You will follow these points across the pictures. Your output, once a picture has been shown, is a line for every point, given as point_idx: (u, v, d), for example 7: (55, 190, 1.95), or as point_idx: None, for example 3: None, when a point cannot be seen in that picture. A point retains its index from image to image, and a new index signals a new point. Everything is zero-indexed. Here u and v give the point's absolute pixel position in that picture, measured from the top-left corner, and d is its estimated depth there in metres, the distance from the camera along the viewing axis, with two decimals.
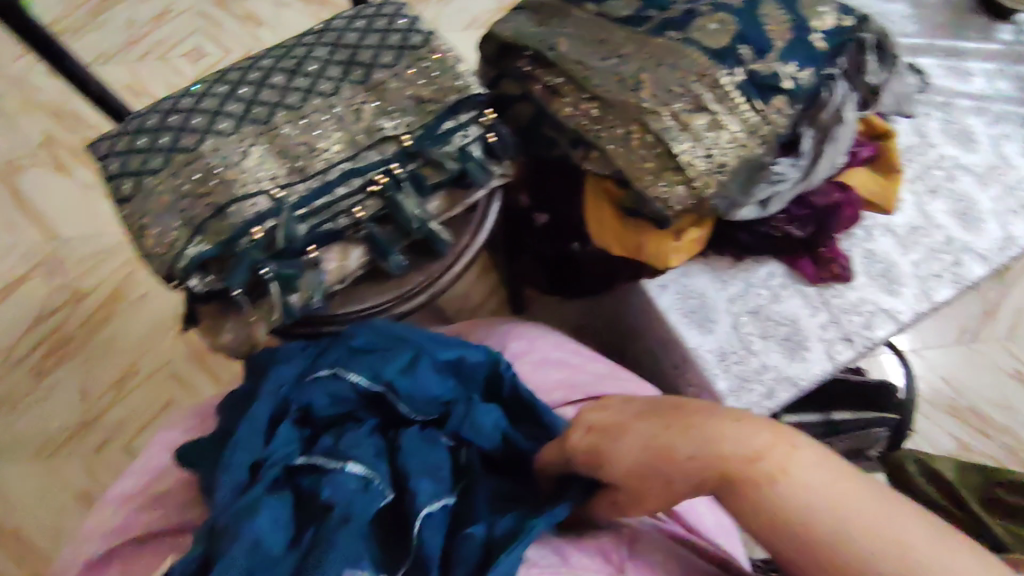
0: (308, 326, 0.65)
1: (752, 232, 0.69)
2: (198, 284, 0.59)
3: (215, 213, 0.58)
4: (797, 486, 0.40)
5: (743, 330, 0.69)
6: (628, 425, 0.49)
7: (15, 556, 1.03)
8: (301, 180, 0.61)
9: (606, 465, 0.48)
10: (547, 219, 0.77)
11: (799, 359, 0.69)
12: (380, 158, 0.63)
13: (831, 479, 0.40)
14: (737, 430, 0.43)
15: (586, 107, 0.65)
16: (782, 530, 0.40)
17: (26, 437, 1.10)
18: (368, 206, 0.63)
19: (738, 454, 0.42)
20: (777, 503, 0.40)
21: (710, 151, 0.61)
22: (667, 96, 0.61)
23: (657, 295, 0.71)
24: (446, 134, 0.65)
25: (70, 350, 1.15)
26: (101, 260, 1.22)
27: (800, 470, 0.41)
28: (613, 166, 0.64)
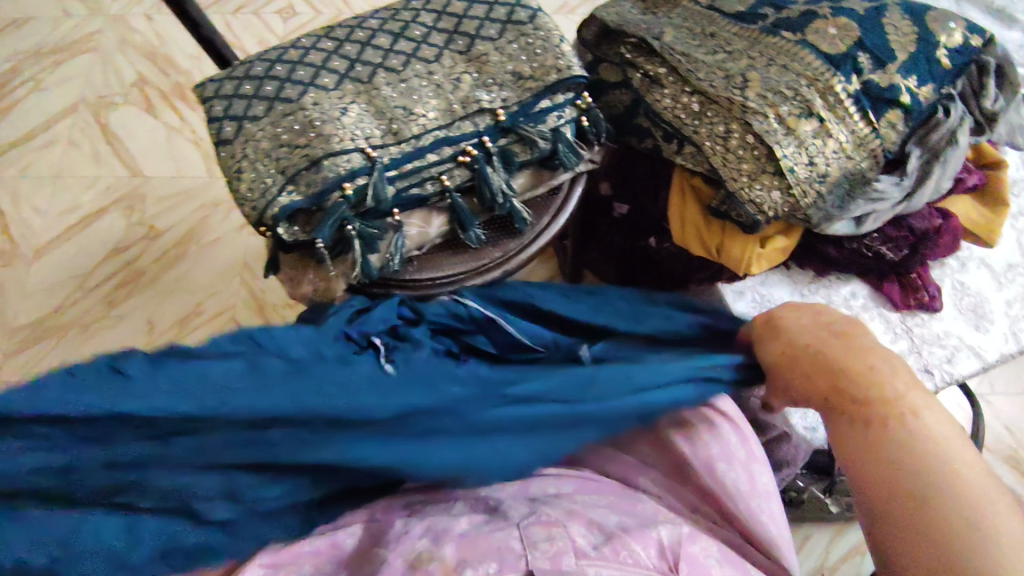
0: (381, 287, 0.65)
1: (841, 248, 0.66)
2: (285, 233, 0.59)
3: (310, 164, 0.59)
4: (924, 432, 0.47)
5: None
6: (801, 350, 0.53)
7: None
8: (395, 143, 0.61)
9: (778, 378, 0.54)
10: (627, 211, 0.76)
11: None
12: (474, 129, 0.63)
13: (953, 440, 0.47)
14: (893, 379, 0.49)
15: (687, 100, 0.64)
16: (914, 499, 0.45)
17: (90, 360, 1.14)
18: (455, 175, 0.63)
19: (875, 396, 0.48)
20: (922, 471, 0.45)
21: (814, 159, 0.59)
22: (775, 97, 0.59)
23: (732, 300, 0.69)
24: (542, 113, 0.64)
25: (142, 284, 1.20)
26: (179, 202, 1.26)
27: (930, 420, 0.47)
28: (708, 162, 0.63)
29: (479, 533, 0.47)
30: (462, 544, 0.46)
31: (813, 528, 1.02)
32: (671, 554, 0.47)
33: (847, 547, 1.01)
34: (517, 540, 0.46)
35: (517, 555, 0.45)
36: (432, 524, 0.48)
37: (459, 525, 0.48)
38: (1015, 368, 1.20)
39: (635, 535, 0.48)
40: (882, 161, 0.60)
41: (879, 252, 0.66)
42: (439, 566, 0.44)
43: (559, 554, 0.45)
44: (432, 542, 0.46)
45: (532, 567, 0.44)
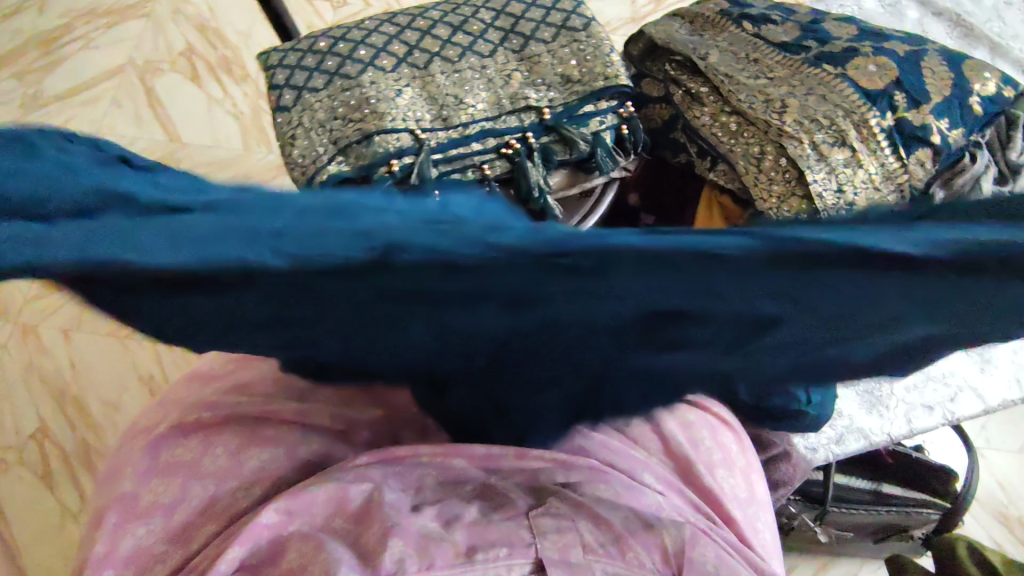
0: None
1: None
2: None
3: (361, 139, 0.62)
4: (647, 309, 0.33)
5: None
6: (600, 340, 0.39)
7: (75, 419, 1.08)
8: (443, 128, 0.64)
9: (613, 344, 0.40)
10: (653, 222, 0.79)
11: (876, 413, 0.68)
12: (519, 124, 0.66)
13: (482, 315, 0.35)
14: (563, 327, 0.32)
15: (725, 119, 0.66)
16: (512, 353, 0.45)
17: None
18: (496, 167, 0.65)
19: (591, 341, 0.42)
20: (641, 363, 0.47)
21: (843, 187, 0.61)
22: (811, 124, 0.62)
23: None
24: (585, 116, 0.67)
25: None
26: (213, 170, 1.30)
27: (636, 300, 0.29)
28: (740, 182, 0.65)
29: (487, 519, 0.50)
30: (472, 527, 0.49)
31: (797, 557, 1.04)
32: (677, 557, 0.49)
33: None
34: (525, 530, 0.49)
35: (527, 544, 0.48)
36: (446, 507, 0.51)
37: (471, 510, 0.50)
38: (1011, 425, 1.21)
39: (641, 537, 0.50)
40: (906, 197, 0.62)
41: None
42: (451, 546, 0.47)
43: (568, 547, 0.47)
44: (442, 525, 0.49)
45: (541, 556, 0.46)
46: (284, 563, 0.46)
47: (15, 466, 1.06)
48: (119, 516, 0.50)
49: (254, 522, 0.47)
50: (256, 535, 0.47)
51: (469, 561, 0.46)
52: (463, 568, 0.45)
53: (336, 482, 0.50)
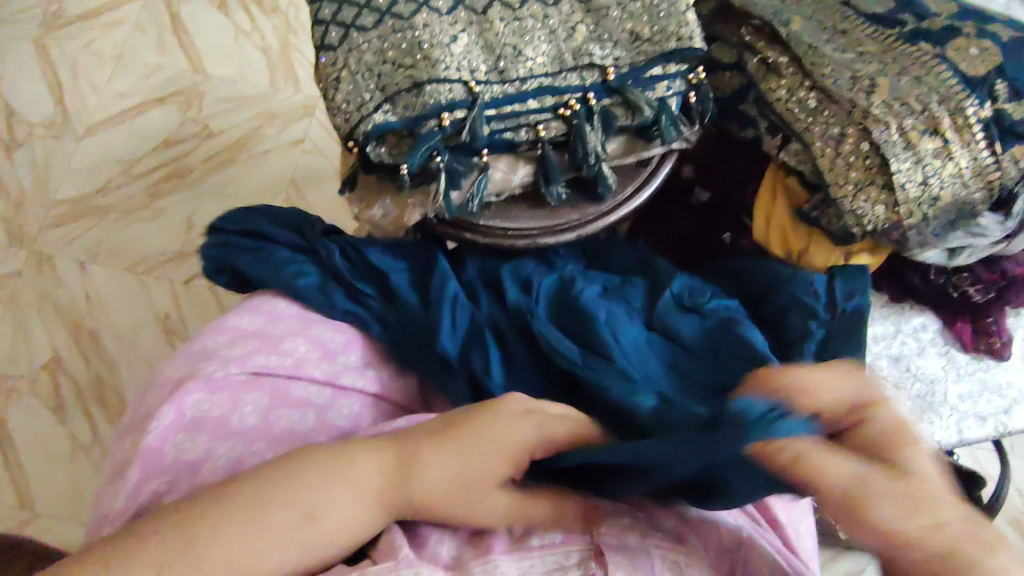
0: (451, 228, 0.63)
1: (925, 276, 0.65)
2: (373, 152, 0.58)
3: (411, 87, 0.57)
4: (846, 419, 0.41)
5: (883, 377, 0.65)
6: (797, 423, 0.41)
7: (89, 351, 1.07)
8: (498, 82, 0.59)
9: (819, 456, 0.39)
10: (709, 198, 0.73)
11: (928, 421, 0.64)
12: (580, 83, 0.61)
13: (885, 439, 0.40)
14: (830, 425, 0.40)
15: (804, 95, 0.61)
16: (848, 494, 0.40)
17: (124, 247, 1.13)
18: (552, 127, 0.61)
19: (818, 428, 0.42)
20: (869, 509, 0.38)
21: (928, 179, 0.57)
22: (902, 108, 0.57)
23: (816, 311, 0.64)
24: (652, 79, 0.62)
25: (187, 181, 1.19)
26: (237, 106, 1.24)
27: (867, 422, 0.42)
28: (813, 165, 0.61)
29: (539, 501, 0.50)
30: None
31: None
32: (732, 555, 0.49)
33: None
34: (581, 518, 0.49)
35: (583, 531, 0.48)
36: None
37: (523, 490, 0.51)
38: None
39: (698, 532, 0.49)
40: (995, 196, 0.58)
41: (965, 292, 0.65)
42: (505, 533, 0.48)
43: (625, 535, 0.47)
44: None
45: (602, 542, 0.46)
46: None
47: (29, 394, 1.04)
48: (144, 471, 0.50)
49: None
50: None
51: (524, 544, 0.47)
52: (524, 553, 0.46)
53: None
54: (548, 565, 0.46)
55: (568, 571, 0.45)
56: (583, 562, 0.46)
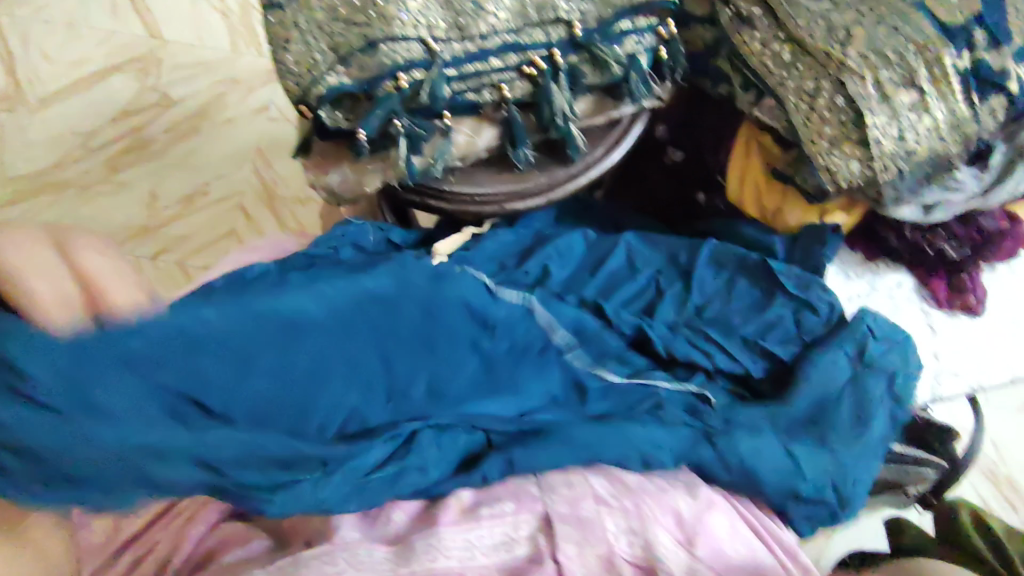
0: (417, 195, 0.62)
1: (901, 235, 0.64)
2: (326, 116, 0.55)
3: (365, 46, 0.54)
4: None
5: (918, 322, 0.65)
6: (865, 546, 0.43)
7: None
8: (458, 40, 0.56)
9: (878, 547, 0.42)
10: (682, 157, 0.71)
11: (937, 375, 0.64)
12: (545, 39, 0.57)
13: None
14: None
15: (778, 48, 0.58)
16: None
17: (87, 224, 1.10)
18: (517, 87, 0.58)
19: None
20: None
21: (904, 133, 0.55)
22: (878, 60, 0.55)
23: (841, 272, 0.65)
24: (620, 35, 0.58)
25: (148, 152, 1.14)
26: (197, 73, 1.19)
27: None
28: (786, 120, 0.58)
29: (491, 475, 0.48)
30: (480, 487, 0.47)
31: None
32: (689, 522, 0.47)
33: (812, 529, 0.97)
34: (533, 485, 0.47)
35: (534, 498, 0.46)
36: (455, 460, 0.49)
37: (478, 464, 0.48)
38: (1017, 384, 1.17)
39: (656, 496, 0.47)
40: (971, 149, 0.58)
41: (941, 249, 0.63)
42: (456, 504, 0.46)
43: (577, 501, 0.46)
44: (447, 482, 0.48)
45: (550, 511, 0.45)
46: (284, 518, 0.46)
47: None
48: None
49: None
50: None
51: (473, 514, 0.45)
52: (467, 526, 0.44)
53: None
54: (493, 537, 0.44)
55: (515, 546, 0.44)
56: (532, 536, 0.45)
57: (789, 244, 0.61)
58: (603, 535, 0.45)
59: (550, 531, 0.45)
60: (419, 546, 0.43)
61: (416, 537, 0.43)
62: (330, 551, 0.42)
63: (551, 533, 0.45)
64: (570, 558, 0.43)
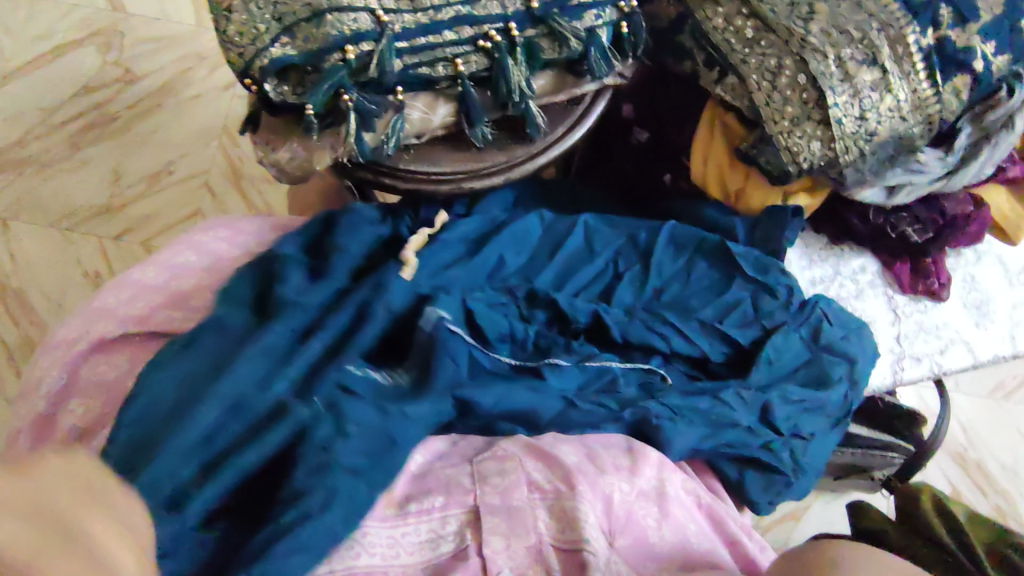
0: (370, 172, 0.60)
1: (864, 217, 0.63)
2: (271, 89, 0.53)
3: (310, 16, 0.51)
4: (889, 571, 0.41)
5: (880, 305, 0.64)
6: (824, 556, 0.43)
7: (14, 313, 1.01)
8: (410, 11, 0.54)
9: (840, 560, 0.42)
10: (648, 138, 0.70)
11: (898, 360, 0.63)
12: (500, 11, 0.55)
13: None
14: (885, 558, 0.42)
15: (741, 24, 0.57)
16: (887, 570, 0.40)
17: (48, 203, 1.07)
18: (472, 61, 0.56)
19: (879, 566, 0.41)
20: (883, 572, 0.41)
21: (865, 114, 0.54)
22: (840, 37, 0.53)
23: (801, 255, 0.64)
24: (579, 8, 0.56)
25: (111, 129, 1.11)
26: (162, 47, 1.16)
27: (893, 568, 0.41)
28: (748, 99, 0.57)
29: (427, 466, 0.45)
30: (413, 479, 0.44)
31: None
32: (619, 512, 0.44)
33: (782, 512, 0.98)
34: (466, 476, 0.44)
35: (465, 490, 0.43)
36: None
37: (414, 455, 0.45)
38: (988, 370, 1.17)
39: (590, 480, 0.44)
40: (935, 130, 0.56)
41: (904, 233, 0.62)
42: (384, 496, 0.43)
43: (510, 489, 0.43)
44: None
45: (477, 503, 0.43)
46: None
47: None
48: (37, 439, 0.49)
49: None
50: None
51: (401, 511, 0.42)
52: (394, 522, 0.42)
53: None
54: (419, 535, 0.41)
55: (440, 543, 0.42)
56: (459, 530, 0.42)
57: (750, 226, 0.60)
58: (532, 526, 0.42)
59: (475, 523, 0.42)
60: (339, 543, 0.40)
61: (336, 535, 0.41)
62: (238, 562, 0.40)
63: (476, 526, 0.42)
64: (495, 553, 0.41)
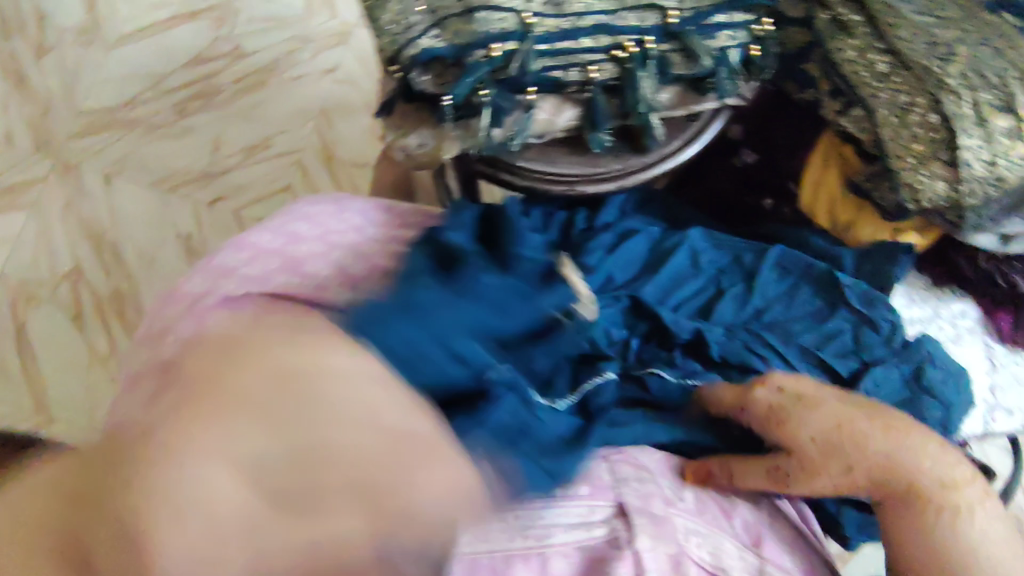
0: (489, 167, 0.62)
1: (973, 262, 0.63)
2: (416, 79, 0.56)
3: (463, 12, 0.54)
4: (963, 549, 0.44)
5: (978, 356, 0.63)
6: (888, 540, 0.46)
7: (109, 265, 1.06)
8: (553, 15, 0.56)
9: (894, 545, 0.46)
10: (754, 160, 0.70)
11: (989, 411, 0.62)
12: (638, 24, 0.57)
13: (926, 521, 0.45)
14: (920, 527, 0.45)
15: (874, 58, 0.57)
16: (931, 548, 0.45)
17: (149, 164, 1.12)
18: (604, 70, 0.58)
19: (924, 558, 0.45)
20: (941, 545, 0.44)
21: (995, 159, 0.54)
22: (977, 81, 0.54)
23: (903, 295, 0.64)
24: (715, 27, 0.58)
25: (215, 101, 1.16)
26: (270, 28, 1.21)
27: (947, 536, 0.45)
28: (874, 132, 0.58)
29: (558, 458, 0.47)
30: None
31: None
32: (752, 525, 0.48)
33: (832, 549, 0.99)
34: (605, 472, 0.47)
35: (607, 486, 0.46)
36: None
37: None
38: None
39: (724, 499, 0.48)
40: None
41: (1014, 281, 0.62)
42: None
43: (649, 496, 0.45)
44: None
45: (622, 500, 0.45)
46: None
47: (46, 302, 1.04)
48: None
49: None
50: None
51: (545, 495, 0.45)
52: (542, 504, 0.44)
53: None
54: (569, 521, 0.44)
55: (592, 526, 0.44)
56: (607, 520, 0.44)
57: (858, 258, 0.60)
58: (675, 534, 0.44)
59: (625, 519, 0.44)
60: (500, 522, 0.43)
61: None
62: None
63: (626, 521, 0.44)
64: (644, 549, 0.42)
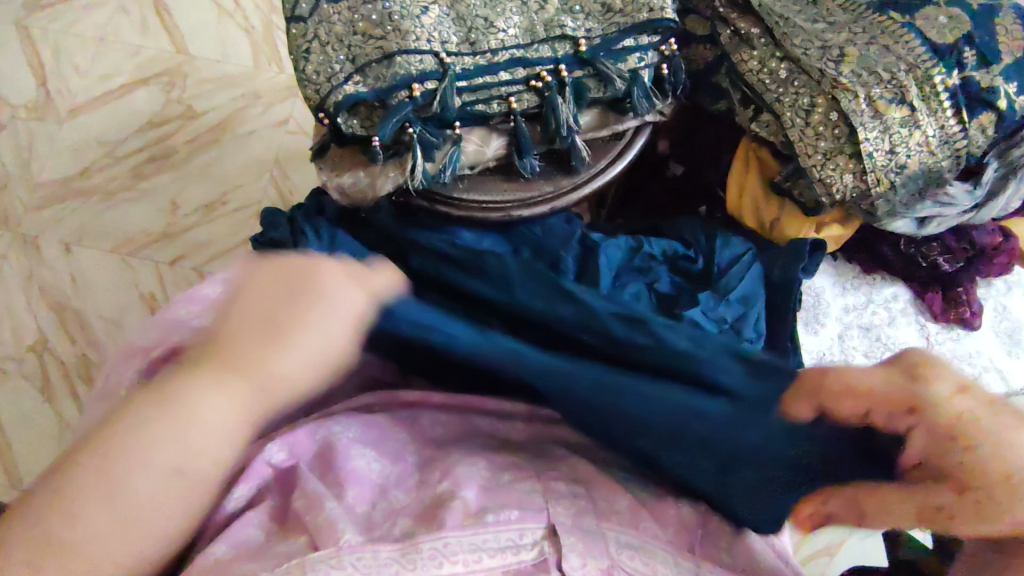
0: (427, 202, 0.64)
1: (895, 247, 0.66)
2: (344, 124, 0.58)
3: (381, 58, 0.57)
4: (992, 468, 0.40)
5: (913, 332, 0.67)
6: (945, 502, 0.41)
7: (75, 332, 1.07)
8: (469, 53, 0.59)
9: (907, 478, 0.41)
10: (683, 172, 0.74)
11: None
12: (552, 55, 0.61)
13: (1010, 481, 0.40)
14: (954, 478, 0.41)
15: (774, 65, 0.61)
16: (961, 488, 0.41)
17: (108, 228, 1.13)
18: (524, 99, 0.61)
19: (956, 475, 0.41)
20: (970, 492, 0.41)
21: (895, 148, 0.57)
22: (870, 77, 0.57)
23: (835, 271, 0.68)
24: (623, 52, 0.61)
25: (171, 162, 1.18)
26: (220, 87, 1.23)
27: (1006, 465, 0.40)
28: (783, 134, 0.61)
29: (499, 481, 0.48)
30: (484, 491, 0.47)
31: None
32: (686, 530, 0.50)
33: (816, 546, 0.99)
34: (539, 494, 0.48)
35: (539, 508, 0.47)
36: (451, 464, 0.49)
37: (481, 469, 0.49)
38: None
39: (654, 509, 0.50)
40: (962, 163, 0.59)
41: (933, 261, 0.65)
42: (461, 506, 0.45)
43: (581, 513, 0.48)
44: (452, 484, 0.47)
45: (554, 521, 0.46)
46: (289, 503, 0.46)
47: (14, 376, 1.04)
48: None
49: (259, 460, 0.47)
50: (261, 475, 0.47)
51: (481, 521, 0.45)
52: (475, 529, 0.44)
53: (342, 436, 0.50)
54: (500, 544, 0.44)
55: (521, 551, 0.45)
56: (537, 542, 0.45)
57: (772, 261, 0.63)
58: (606, 549, 0.46)
59: (555, 538, 0.46)
60: (425, 550, 0.43)
61: (423, 538, 0.43)
62: (339, 555, 0.42)
63: (555, 541, 0.46)
64: (574, 568, 0.45)
